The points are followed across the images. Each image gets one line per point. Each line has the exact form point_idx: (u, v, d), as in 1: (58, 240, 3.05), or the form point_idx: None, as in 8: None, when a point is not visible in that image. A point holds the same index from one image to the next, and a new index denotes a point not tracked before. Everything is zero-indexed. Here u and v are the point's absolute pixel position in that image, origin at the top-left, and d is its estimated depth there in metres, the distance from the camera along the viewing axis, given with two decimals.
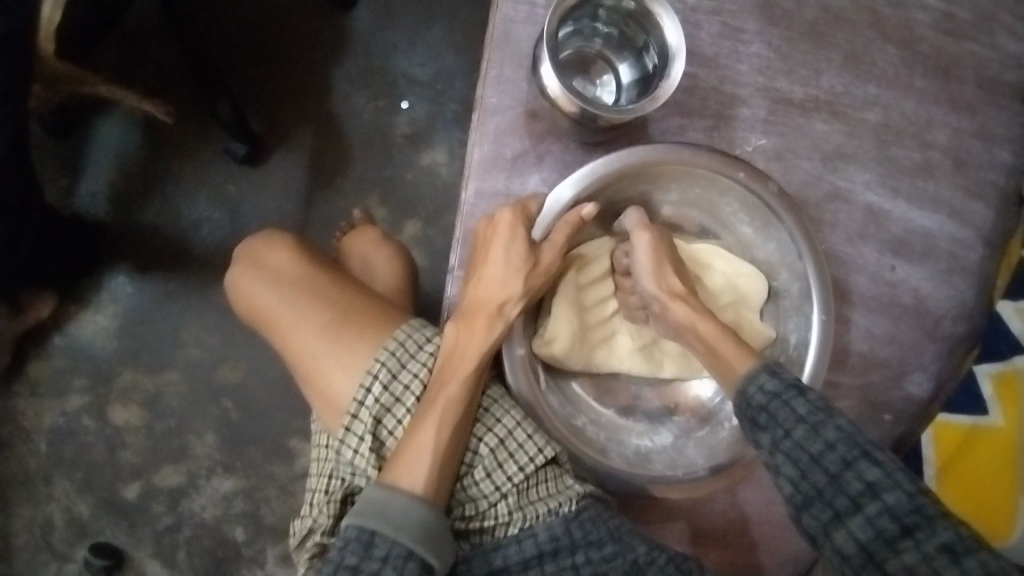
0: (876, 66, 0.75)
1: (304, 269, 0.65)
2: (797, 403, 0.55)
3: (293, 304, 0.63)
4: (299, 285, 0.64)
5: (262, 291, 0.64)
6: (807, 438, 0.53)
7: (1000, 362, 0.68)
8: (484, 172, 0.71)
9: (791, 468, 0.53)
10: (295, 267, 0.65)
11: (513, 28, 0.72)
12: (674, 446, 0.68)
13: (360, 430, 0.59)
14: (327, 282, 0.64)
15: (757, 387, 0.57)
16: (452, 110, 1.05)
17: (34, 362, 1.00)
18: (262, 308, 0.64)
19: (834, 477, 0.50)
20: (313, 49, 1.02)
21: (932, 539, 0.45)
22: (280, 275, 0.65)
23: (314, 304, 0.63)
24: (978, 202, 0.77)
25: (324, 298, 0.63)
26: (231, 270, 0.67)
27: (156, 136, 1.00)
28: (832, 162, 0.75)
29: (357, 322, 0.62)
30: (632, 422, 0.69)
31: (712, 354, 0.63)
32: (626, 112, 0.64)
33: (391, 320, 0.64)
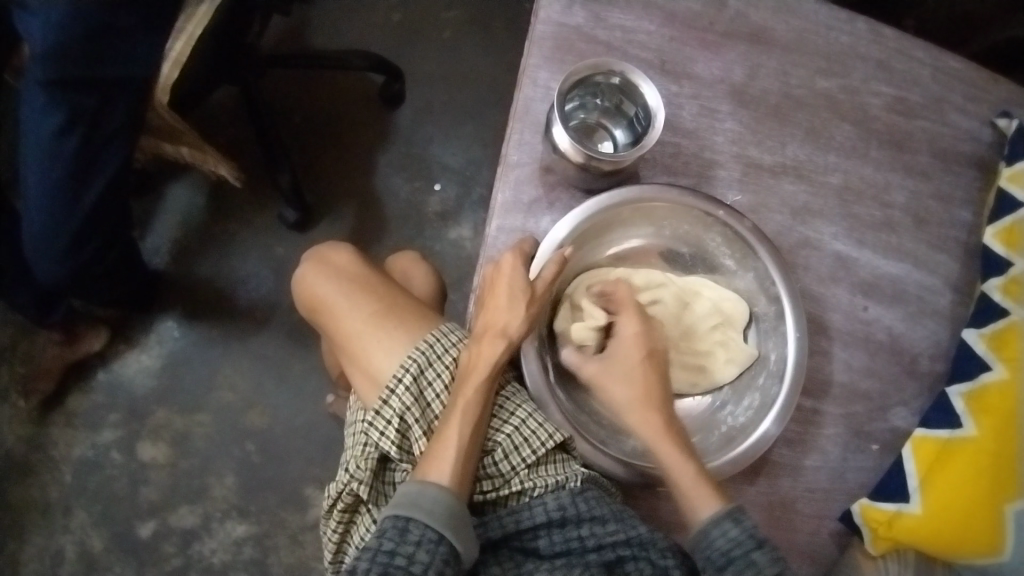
0: (834, 140, 0.89)
1: (358, 268, 0.74)
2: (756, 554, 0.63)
3: (348, 296, 0.72)
4: (354, 282, 0.73)
5: (321, 283, 0.73)
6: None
7: (971, 381, 0.75)
8: (505, 212, 0.82)
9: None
10: (350, 266, 0.74)
11: (532, 105, 0.86)
12: None
13: (389, 415, 0.66)
14: (377, 282, 0.74)
15: (721, 532, 0.64)
16: (477, 193, 1.21)
17: (73, 395, 1.07)
18: (319, 297, 0.73)
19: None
20: (361, 138, 1.20)
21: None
22: (339, 271, 0.74)
23: (364, 300, 0.72)
24: (937, 254, 0.88)
25: (374, 295, 0.72)
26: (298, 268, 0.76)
27: (219, 203, 1.15)
28: (801, 216, 0.87)
29: (400, 318, 0.71)
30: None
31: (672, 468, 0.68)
32: (620, 158, 0.76)
33: (427, 319, 0.72)
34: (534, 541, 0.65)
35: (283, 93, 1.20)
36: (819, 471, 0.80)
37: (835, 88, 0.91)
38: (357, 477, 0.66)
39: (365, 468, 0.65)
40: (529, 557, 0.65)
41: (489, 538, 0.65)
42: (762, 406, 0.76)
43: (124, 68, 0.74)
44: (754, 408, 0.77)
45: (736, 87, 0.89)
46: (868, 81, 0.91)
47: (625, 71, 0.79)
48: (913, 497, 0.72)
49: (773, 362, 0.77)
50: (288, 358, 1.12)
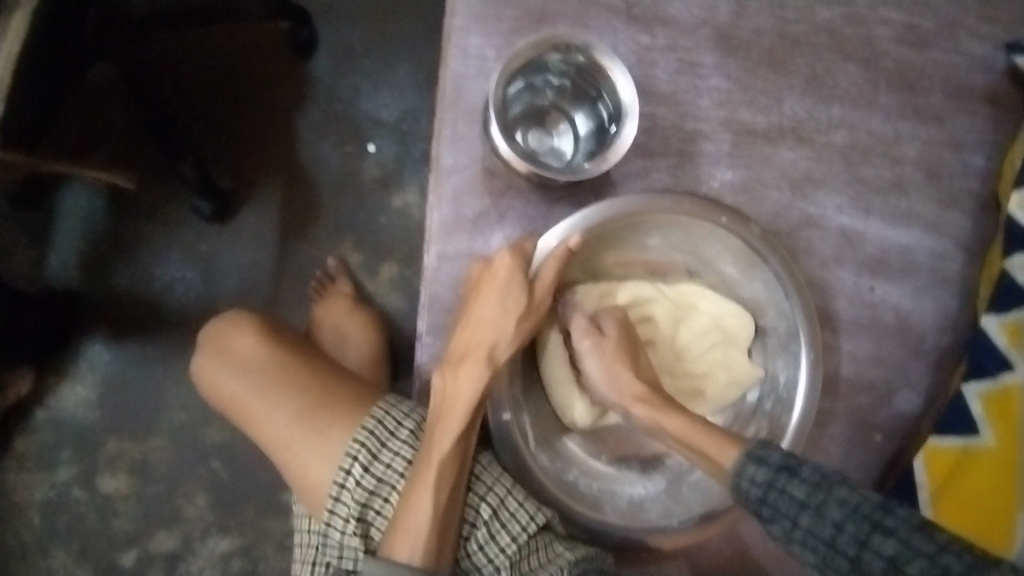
0: (838, 87, 0.74)
1: (266, 353, 0.66)
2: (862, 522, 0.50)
3: (264, 387, 0.64)
4: (267, 370, 0.65)
5: (229, 378, 0.66)
6: (814, 524, 0.52)
7: (989, 380, 0.68)
8: (445, 236, 0.68)
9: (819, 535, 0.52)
10: (257, 350, 0.66)
11: (464, 85, 0.68)
12: (667, 492, 0.65)
13: (344, 513, 0.59)
14: (293, 364, 0.66)
15: (748, 477, 0.56)
16: (419, 149, 1.03)
17: (18, 438, 0.99)
18: (233, 393, 0.66)
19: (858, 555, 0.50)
20: (274, 103, 1.00)
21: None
22: (245, 360, 0.66)
23: (279, 394, 0.64)
24: (948, 213, 0.77)
25: (293, 381, 0.64)
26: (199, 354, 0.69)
27: (121, 201, 0.98)
28: (800, 189, 0.74)
29: (329, 406, 0.62)
30: (625, 472, 0.67)
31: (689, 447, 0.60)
32: (584, 171, 0.62)
33: (362, 398, 0.64)
34: None
35: (171, 54, 0.98)
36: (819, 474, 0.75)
37: (840, 18, 0.73)
38: None
39: None
40: None
41: None
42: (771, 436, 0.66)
43: None
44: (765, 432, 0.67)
45: (721, 30, 0.72)
46: (879, 4, 0.74)
47: (590, 46, 0.62)
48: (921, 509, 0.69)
49: (784, 382, 0.66)
50: None
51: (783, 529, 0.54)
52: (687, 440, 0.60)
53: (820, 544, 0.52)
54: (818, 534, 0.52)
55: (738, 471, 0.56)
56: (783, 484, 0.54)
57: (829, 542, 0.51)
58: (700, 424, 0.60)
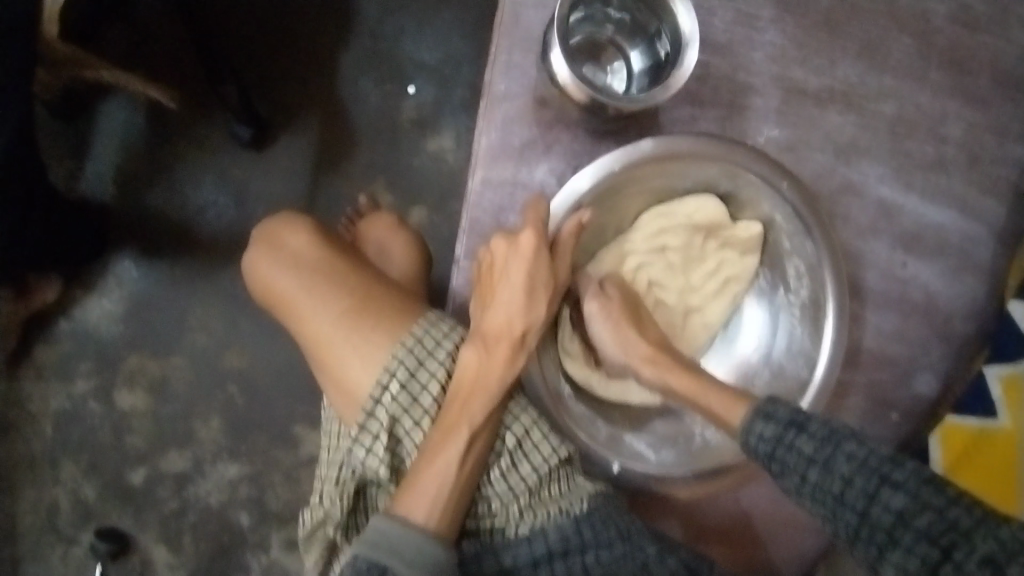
0: (892, 56, 0.73)
1: (320, 254, 0.67)
2: (801, 441, 0.53)
3: (311, 289, 0.64)
4: (317, 272, 0.65)
5: (278, 274, 0.66)
6: (822, 479, 0.51)
7: (1009, 363, 0.67)
8: (491, 159, 0.69)
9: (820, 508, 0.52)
10: (309, 250, 0.67)
11: (523, 13, 0.69)
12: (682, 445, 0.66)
13: (374, 429, 0.58)
14: (344, 268, 0.66)
15: (754, 435, 0.56)
16: (459, 95, 1.03)
17: (40, 347, 1.00)
18: (281, 292, 0.66)
19: (862, 512, 0.49)
20: (320, 30, 1.01)
21: (972, 552, 0.44)
22: (298, 258, 0.66)
23: (328, 296, 0.64)
24: (989, 199, 0.76)
25: (341, 286, 0.64)
26: (249, 250, 0.69)
27: (161, 115, 0.99)
28: (845, 154, 0.73)
29: (376, 313, 0.63)
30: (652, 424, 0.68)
31: (699, 406, 0.61)
32: (638, 101, 0.63)
33: (409, 312, 0.64)
34: None
35: None
36: None
37: None
38: (334, 511, 0.60)
39: (341, 505, 0.59)
40: None
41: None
42: (794, 383, 0.66)
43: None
44: (795, 357, 0.67)
45: None
46: None
47: None
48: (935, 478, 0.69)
49: (807, 326, 0.66)
50: None
51: (794, 485, 0.53)
52: (694, 398, 0.61)
53: (829, 496, 0.51)
54: (826, 490, 0.51)
55: (747, 425, 0.57)
56: (791, 440, 0.54)
57: (835, 496, 0.50)
58: (704, 383, 0.62)
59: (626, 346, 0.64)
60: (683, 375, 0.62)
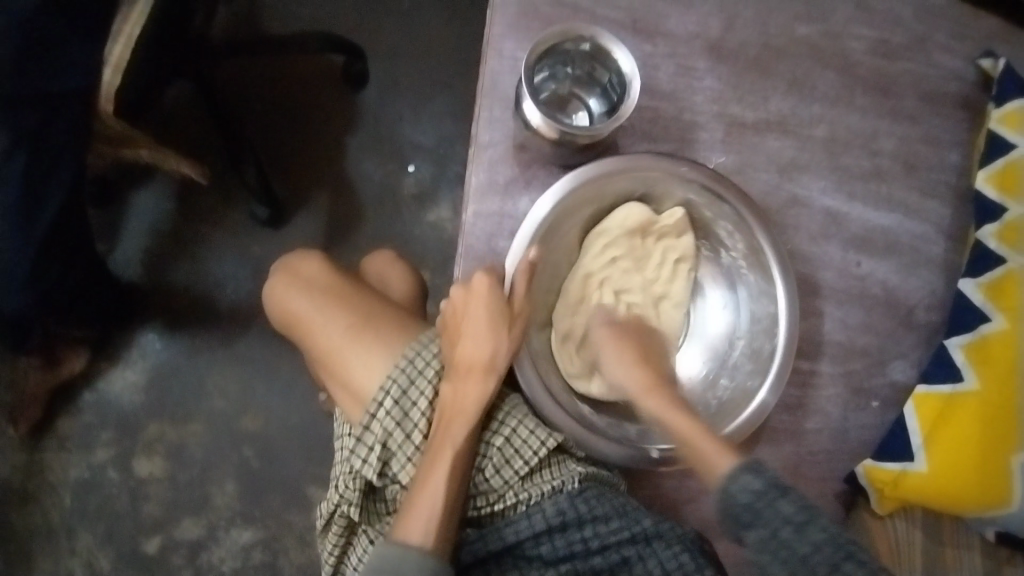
0: (818, 90, 0.85)
1: (330, 280, 0.74)
2: (782, 502, 0.54)
3: (322, 309, 0.72)
4: (327, 294, 0.73)
5: (293, 299, 0.73)
6: (792, 537, 0.53)
7: (970, 333, 0.74)
8: (481, 196, 0.79)
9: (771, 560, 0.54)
10: (322, 278, 0.74)
11: (499, 78, 0.81)
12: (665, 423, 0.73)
13: (371, 442, 0.65)
14: (350, 292, 0.73)
15: (739, 486, 0.55)
16: (453, 171, 1.17)
17: (62, 419, 1.05)
18: (297, 313, 0.73)
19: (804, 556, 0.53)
20: (328, 123, 1.15)
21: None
22: (311, 283, 0.74)
23: (334, 315, 0.71)
24: (931, 201, 0.85)
25: (345, 307, 0.71)
26: (270, 280, 0.77)
27: (186, 199, 1.11)
28: (788, 172, 0.84)
29: (378, 328, 0.70)
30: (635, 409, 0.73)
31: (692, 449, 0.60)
32: (597, 131, 0.73)
33: (403, 334, 0.70)
34: (536, 548, 0.64)
35: (244, 83, 1.15)
36: (820, 434, 0.79)
37: (816, 34, 0.86)
38: (348, 496, 0.65)
39: (354, 488, 0.65)
40: (532, 564, 0.64)
41: (489, 550, 0.64)
42: (760, 362, 0.75)
43: (61, 84, 0.69)
44: (758, 338, 0.76)
45: (713, 42, 0.85)
46: (851, 22, 0.87)
47: (596, 37, 0.75)
48: (918, 456, 0.72)
49: (765, 313, 0.76)
50: (278, 358, 1.10)
51: (758, 537, 0.54)
52: (692, 442, 0.60)
53: (793, 558, 0.53)
54: (791, 549, 0.53)
55: (728, 479, 0.55)
56: (773, 498, 0.54)
57: (802, 559, 0.53)
58: (700, 427, 0.60)
59: (624, 377, 0.65)
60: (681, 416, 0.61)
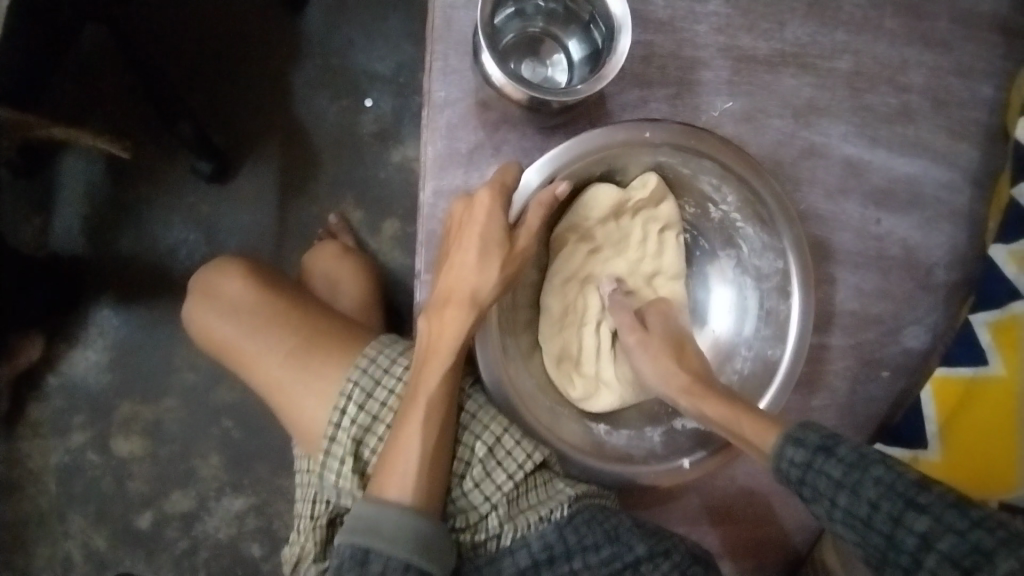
0: (842, 11, 0.71)
1: (259, 295, 0.65)
2: (831, 463, 0.50)
3: (254, 331, 0.64)
4: (257, 314, 0.64)
5: (218, 322, 0.65)
6: (851, 502, 0.48)
7: (998, 310, 0.65)
8: (440, 170, 0.67)
9: (850, 534, 0.49)
10: (248, 296, 0.65)
11: (455, 15, 0.67)
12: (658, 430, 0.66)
13: (340, 454, 0.57)
14: (285, 307, 0.65)
15: (784, 458, 0.53)
16: (417, 102, 1.02)
17: (33, 405, 1.00)
18: (223, 339, 0.65)
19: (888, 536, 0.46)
20: (268, 56, 0.99)
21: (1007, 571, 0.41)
22: (236, 303, 0.65)
23: (273, 334, 0.63)
24: (957, 144, 0.73)
25: (283, 324, 0.63)
26: (189, 302, 0.68)
27: (122, 160, 0.99)
28: (804, 117, 0.71)
29: (324, 346, 0.62)
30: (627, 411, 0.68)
31: (730, 431, 0.57)
32: (575, 94, 0.60)
33: (356, 340, 0.63)
34: None
35: (164, 11, 0.98)
36: (829, 410, 0.74)
37: None
38: (311, 544, 0.59)
39: (317, 537, 0.58)
40: None
41: None
42: (766, 368, 0.65)
43: None
44: (767, 341, 0.66)
45: None
46: None
47: None
48: (931, 444, 0.66)
49: (768, 307, 0.66)
50: None
51: (827, 512, 0.50)
52: (732, 428, 0.57)
53: (858, 523, 0.48)
54: (856, 516, 0.48)
55: (777, 451, 0.53)
56: (821, 464, 0.51)
57: (867, 522, 0.47)
58: (741, 409, 0.57)
59: (664, 376, 0.62)
60: (719, 401, 0.58)
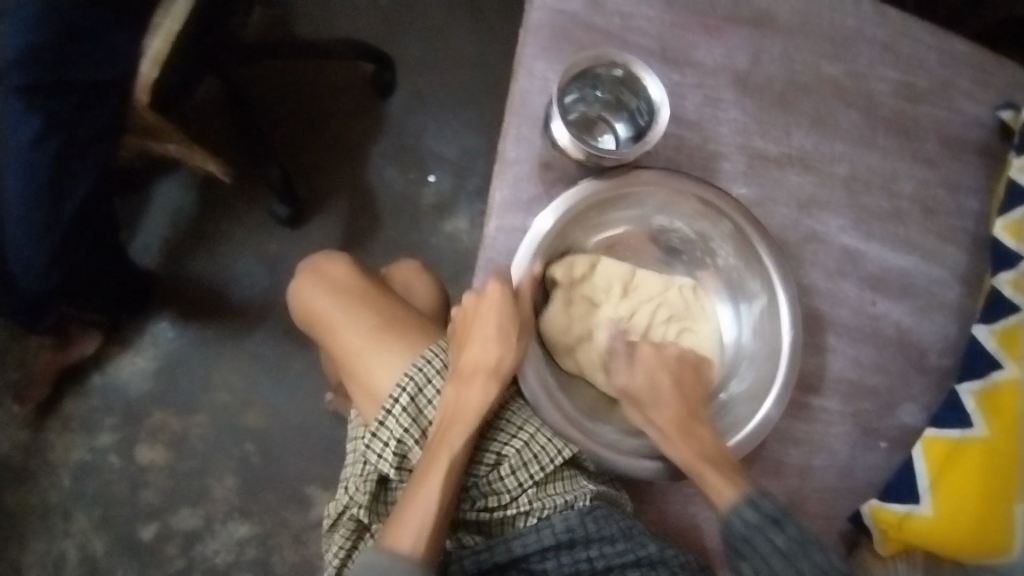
0: (842, 127, 0.86)
1: (355, 281, 0.76)
2: (773, 533, 0.64)
3: (343, 311, 0.73)
4: (347, 295, 0.75)
5: (317, 296, 0.76)
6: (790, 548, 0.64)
7: (981, 379, 0.75)
8: (503, 212, 0.77)
9: None
10: (346, 278, 0.76)
11: (529, 97, 0.79)
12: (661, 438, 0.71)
13: (390, 430, 0.65)
14: (375, 293, 0.75)
15: (739, 515, 0.64)
16: (474, 183, 1.18)
17: (70, 400, 1.06)
18: (317, 311, 0.75)
19: None
20: (353, 129, 1.17)
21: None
22: (337, 284, 0.76)
23: (358, 315, 0.73)
24: (947, 247, 0.86)
25: (370, 308, 0.73)
26: (295, 281, 0.79)
27: (211, 195, 1.13)
28: (807, 208, 0.84)
29: (396, 335, 0.71)
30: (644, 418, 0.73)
31: (696, 472, 0.66)
32: (623, 155, 0.75)
33: (427, 333, 0.72)
34: (541, 564, 0.64)
35: (271, 84, 1.17)
36: (827, 471, 0.79)
37: (841, 74, 0.87)
38: (357, 499, 0.66)
39: (364, 491, 0.65)
40: None
41: (496, 562, 0.64)
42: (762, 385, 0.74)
43: (100, 70, 0.71)
44: (760, 360, 0.75)
45: (740, 75, 0.85)
46: (877, 64, 0.88)
47: (627, 63, 0.76)
48: (923, 498, 0.73)
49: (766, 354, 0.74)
50: (287, 356, 1.11)
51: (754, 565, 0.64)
52: (695, 468, 0.65)
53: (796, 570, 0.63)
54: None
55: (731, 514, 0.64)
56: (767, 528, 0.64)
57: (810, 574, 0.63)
58: (702, 453, 0.66)
59: (654, 389, 0.70)
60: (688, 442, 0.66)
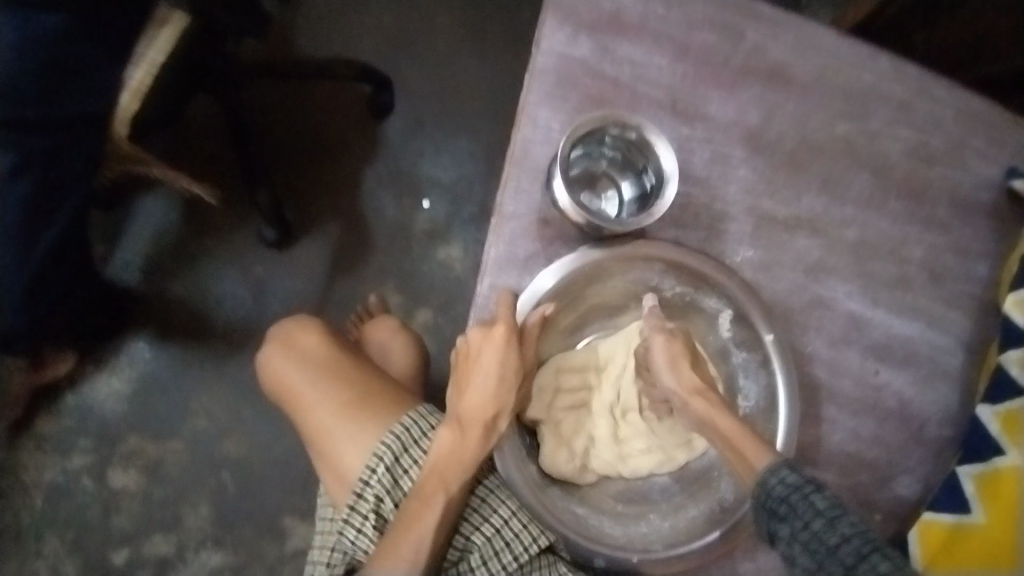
0: (851, 190, 0.83)
1: (326, 350, 0.76)
2: (815, 496, 0.58)
3: (314, 382, 0.73)
4: (323, 366, 0.74)
5: (287, 367, 0.75)
6: (824, 530, 0.56)
7: (982, 463, 0.74)
8: (499, 269, 0.72)
9: (809, 559, 0.56)
10: (318, 349, 0.76)
11: (532, 147, 0.75)
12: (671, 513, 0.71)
13: (364, 510, 0.65)
14: (347, 365, 0.74)
15: (778, 479, 0.60)
16: (469, 211, 1.15)
17: (44, 418, 1.03)
18: (289, 380, 0.74)
19: (852, 569, 0.53)
20: (348, 153, 1.13)
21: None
22: (308, 354, 0.75)
23: (333, 385, 0.72)
24: (951, 314, 0.84)
25: (341, 380, 0.73)
26: (265, 347, 0.78)
27: (194, 214, 1.09)
28: (813, 274, 0.81)
29: (371, 406, 0.70)
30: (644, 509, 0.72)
31: (732, 450, 0.64)
32: (627, 224, 0.69)
33: (400, 403, 0.72)
34: None
35: (265, 102, 1.12)
36: None
37: (854, 132, 0.84)
38: None
39: None
40: None
41: None
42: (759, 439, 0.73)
43: (82, 105, 0.68)
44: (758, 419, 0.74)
45: (752, 131, 0.82)
46: (891, 124, 0.85)
47: (640, 126, 0.73)
48: None
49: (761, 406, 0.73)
50: None
51: (791, 530, 0.58)
52: (733, 445, 0.64)
53: (822, 548, 0.56)
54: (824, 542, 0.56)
55: (764, 476, 0.61)
56: (808, 491, 0.59)
57: (831, 550, 0.55)
58: (746, 430, 0.65)
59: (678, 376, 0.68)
60: (727, 418, 0.65)
